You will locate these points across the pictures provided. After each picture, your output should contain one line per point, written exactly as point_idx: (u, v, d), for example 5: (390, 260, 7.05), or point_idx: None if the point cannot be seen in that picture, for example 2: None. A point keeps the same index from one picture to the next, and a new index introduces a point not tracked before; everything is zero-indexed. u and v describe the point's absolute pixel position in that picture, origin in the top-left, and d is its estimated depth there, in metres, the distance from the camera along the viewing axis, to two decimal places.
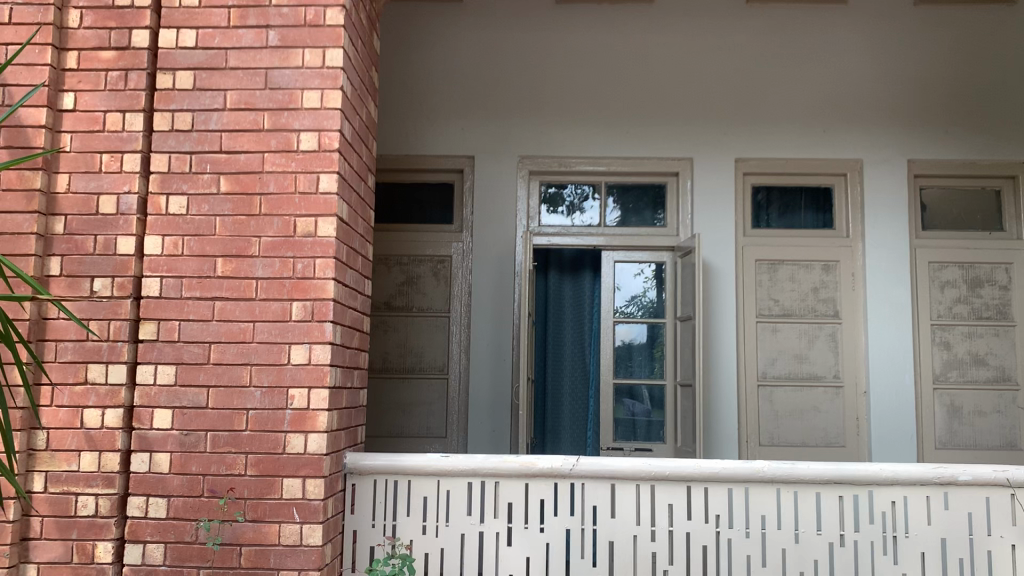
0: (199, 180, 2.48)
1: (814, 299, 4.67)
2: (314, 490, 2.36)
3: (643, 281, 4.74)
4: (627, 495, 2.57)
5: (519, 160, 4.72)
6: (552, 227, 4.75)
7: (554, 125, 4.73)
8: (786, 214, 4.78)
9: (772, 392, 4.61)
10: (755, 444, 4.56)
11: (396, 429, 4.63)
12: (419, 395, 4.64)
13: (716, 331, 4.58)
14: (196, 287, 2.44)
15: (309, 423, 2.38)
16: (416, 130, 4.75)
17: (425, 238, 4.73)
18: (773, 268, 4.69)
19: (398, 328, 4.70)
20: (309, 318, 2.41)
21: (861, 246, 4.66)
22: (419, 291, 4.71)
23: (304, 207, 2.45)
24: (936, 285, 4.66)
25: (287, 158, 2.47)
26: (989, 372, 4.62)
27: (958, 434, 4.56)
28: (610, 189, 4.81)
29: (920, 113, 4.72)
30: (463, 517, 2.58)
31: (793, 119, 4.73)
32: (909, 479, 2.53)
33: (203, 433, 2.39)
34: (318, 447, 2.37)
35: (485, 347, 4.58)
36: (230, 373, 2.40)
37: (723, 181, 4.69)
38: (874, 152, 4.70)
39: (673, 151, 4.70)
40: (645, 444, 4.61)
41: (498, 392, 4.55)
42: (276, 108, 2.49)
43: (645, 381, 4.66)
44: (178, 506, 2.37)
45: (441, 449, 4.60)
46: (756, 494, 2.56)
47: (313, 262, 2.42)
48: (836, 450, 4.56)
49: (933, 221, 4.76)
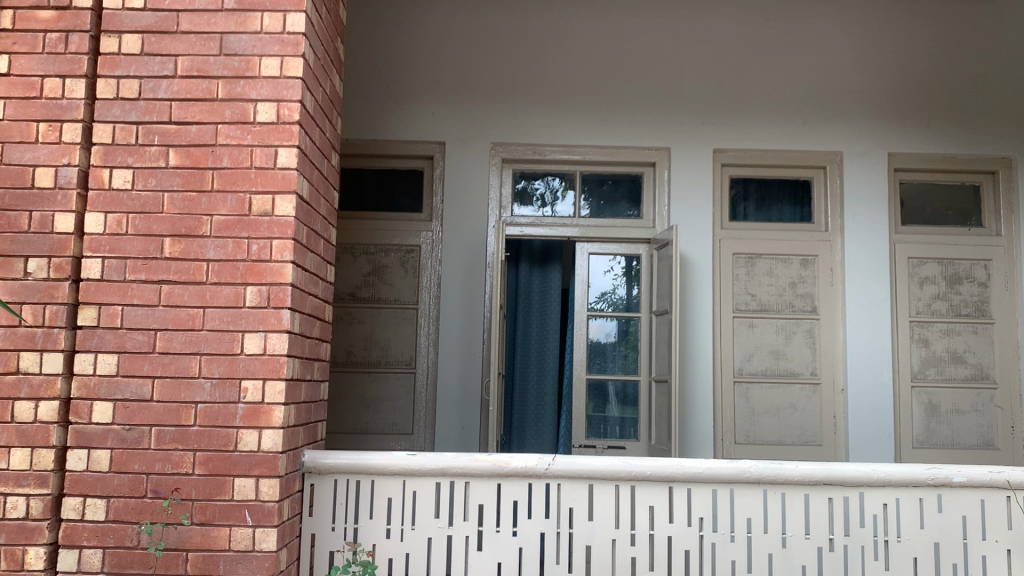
0: (146, 152, 2.27)
1: (792, 294, 4.56)
2: (269, 491, 2.17)
3: (613, 278, 4.59)
4: (605, 496, 2.41)
5: (491, 147, 4.55)
6: (525, 217, 4.57)
7: (528, 111, 4.57)
8: (763, 208, 4.65)
9: (748, 389, 4.49)
10: (731, 442, 4.44)
11: (360, 426, 4.44)
12: (385, 390, 4.46)
13: (692, 326, 4.45)
14: (141, 269, 2.24)
15: (264, 418, 2.19)
16: (384, 114, 4.55)
17: (393, 226, 4.55)
18: (750, 261, 4.57)
19: (364, 320, 4.52)
20: (265, 304, 2.22)
21: (840, 240, 4.56)
22: (386, 281, 4.53)
23: (261, 183, 2.25)
24: (915, 281, 4.58)
25: (242, 130, 2.28)
26: (967, 370, 4.54)
27: (936, 433, 4.48)
28: (585, 179, 4.65)
29: (902, 106, 4.63)
30: (431, 519, 2.40)
31: (773, 110, 4.60)
32: (903, 481, 2.40)
33: (147, 428, 2.19)
34: (273, 445, 2.18)
35: (455, 340, 4.41)
36: (178, 363, 2.21)
37: (701, 171, 4.55)
38: (855, 144, 4.59)
39: (650, 140, 4.56)
40: (618, 442, 4.47)
41: (467, 387, 4.38)
42: (231, 76, 2.30)
43: (618, 377, 4.52)
44: (118, 508, 2.16)
45: (407, 447, 4.43)
46: (742, 495, 2.42)
47: (270, 243, 2.23)
48: (812, 449, 4.45)
49: (912, 215, 4.67)
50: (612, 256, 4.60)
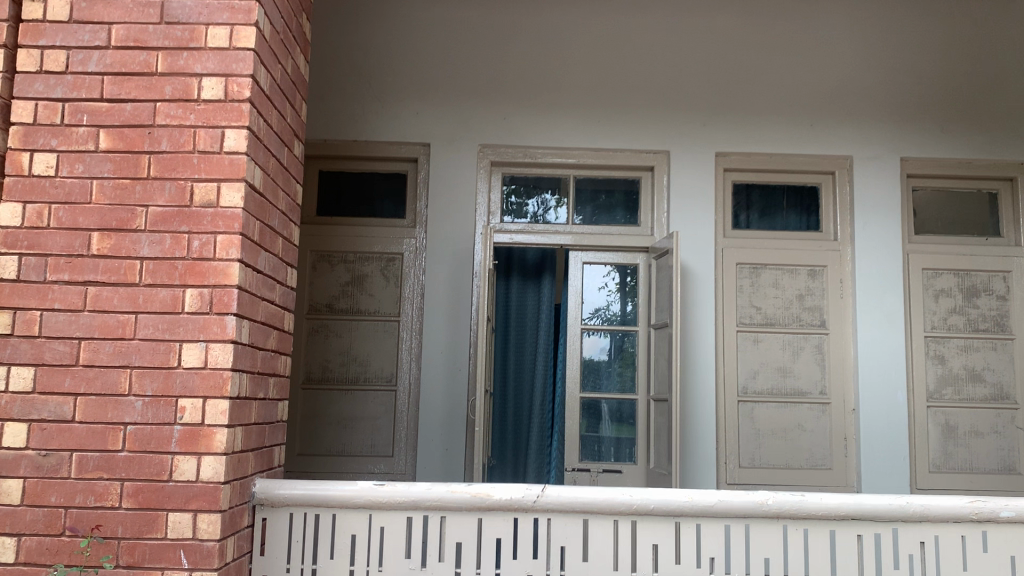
0: (73, 134, 1.96)
1: (799, 307, 4.27)
2: (208, 529, 1.85)
3: (607, 294, 4.29)
4: (603, 533, 2.09)
5: (479, 149, 4.26)
6: (514, 223, 4.29)
7: (519, 110, 4.28)
8: (767, 216, 4.36)
9: (753, 409, 4.19)
10: (735, 467, 4.13)
11: (336, 448, 4.12)
12: (364, 409, 4.14)
13: (694, 341, 4.14)
14: (64, 269, 1.92)
15: (204, 443, 1.87)
16: (365, 114, 4.26)
17: (373, 233, 4.25)
18: (755, 272, 4.28)
19: (341, 333, 4.20)
20: (207, 310, 1.91)
21: (851, 250, 4.27)
22: (366, 292, 4.22)
23: (204, 170, 1.95)
24: (931, 294, 4.28)
25: (185, 109, 1.98)
26: (986, 389, 4.24)
27: (954, 457, 4.17)
28: (579, 184, 4.36)
29: (916, 108, 4.35)
30: (401, 560, 2.08)
31: (780, 111, 4.32)
32: (942, 515, 2.10)
33: (67, 453, 1.87)
34: (214, 474, 1.86)
35: (439, 355, 4.09)
36: (105, 378, 1.89)
37: (703, 175, 4.26)
38: (866, 147, 4.31)
39: (648, 142, 4.27)
40: (615, 466, 4.16)
41: (452, 406, 4.07)
42: (172, 47, 1.99)
43: (613, 395, 4.21)
44: (30, 548, 1.84)
45: (387, 470, 4.10)
46: (758, 532, 2.11)
47: (213, 238, 1.93)
48: (822, 474, 4.14)
49: (927, 224, 4.39)
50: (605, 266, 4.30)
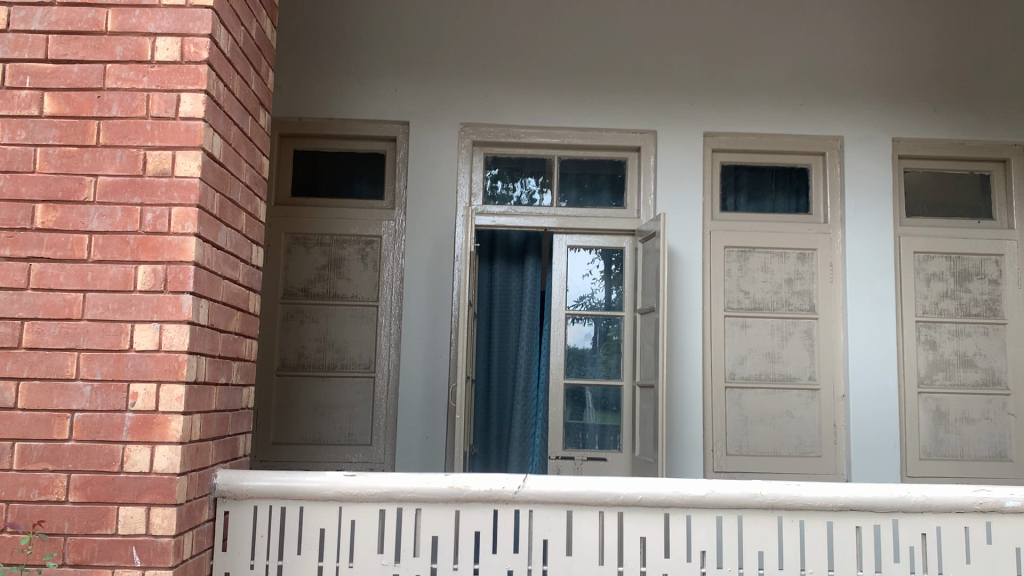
0: (15, 98, 1.81)
1: (788, 291, 4.16)
2: (163, 524, 1.71)
3: (592, 281, 4.16)
4: (587, 526, 1.97)
5: (461, 128, 4.12)
6: (497, 206, 4.14)
7: (501, 88, 4.14)
8: (755, 199, 4.25)
9: (741, 395, 4.08)
10: (722, 454, 4.02)
11: (313, 437, 3.98)
12: (341, 397, 4.01)
13: (681, 326, 4.03)
14: (6, 243, 1.77)
15: (157, 432, 1.73)
16: (341, 91, 4.10)
17: (350, 215, 4.10)
18: (744, 255, 4.17)
19: (317, 318, 4.06)
20: (161, 288, 1.77)
21: (841, 233, 4.16)
22: (343, 276, 4.08)
23: (159, 137, 1.80)
24: (922, 278, 4.19)
25: (137, 71, 1.83)
26: (977, 375, 4.15)
27: (944, 444, 4.08)
28: (563, 165, 4.23)
29: (908, 87, 4.24)
30: (373, 556, 1.95)
31: (770, 89, 4.20)
32: (945, 505, 1.99)
33: (8, 443, 1.72)
34: (169, 465, 1.73)
35: (419, 341, 3.96)
36: (50, 361, 1.74)
37: (691, 155, 4.13)
38: (858, 127, 4.20)
39: (635, 122, 4.14)
40: (599, 454, 4.04)
41: (432, 393, 3.94)
42: (123, 4, 1.84)
43: (598, 381, 4.09)
44: None
45: (365, 460, 3.97)
46: (752, 524, 2.00)
47: (168, 211, 1.78)
48: (811, 461, 4.04)
49: (919, 206, 4.28)
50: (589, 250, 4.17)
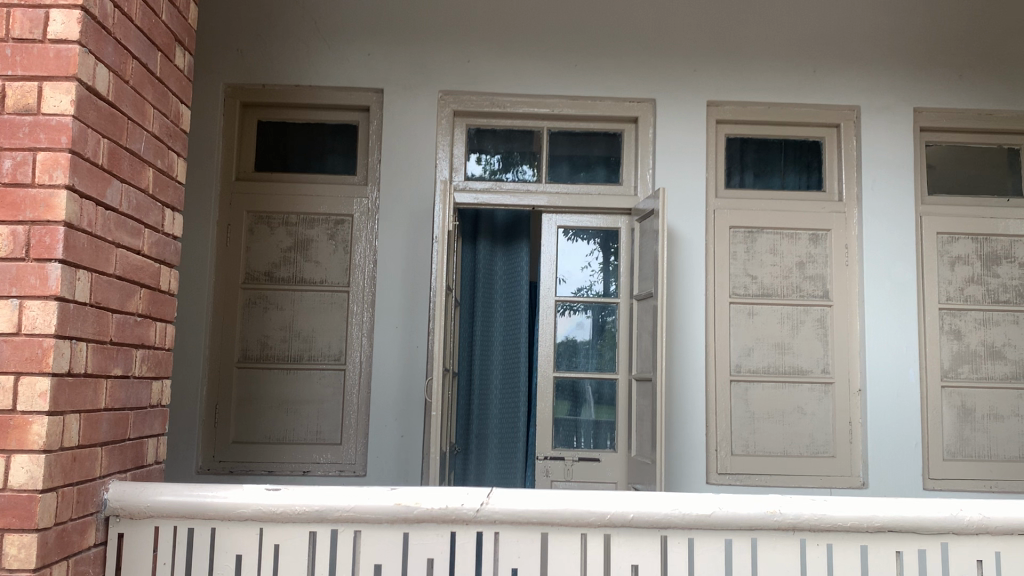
0: None
1: (799, 276, 3.78)
2: (18, 556, 1.35)
3: (590, 273, 3.79)
4: (565, 552, 1.60)
5: (440, 96, 3.74)
6: (480, 182, 3.77)
7: (483, 53, 3.75)
8: (762, 175, 3.87)
9: (747, 389, 3.71)
10: (727, 454, 3.65)
11: (277, 434, 3.61)
12: (308, 391, 3.63)
13: (681, 314, 3.65)
14: None
15: (14, 437, 1.37)
16: (306, 55, 3.72)
17: (319, 191, 3.72)
18: (751, 236, 3.79)
19: (281, 305, 3.68)
20: (23, 255, 1.40)
21: (858, 213, 3.79)
22: (310, 259, 3.70)
23: (22, 64, 1.44)
24: (946, 261, 3.80)
25: None
26: (1006, 367, 3.77)
27: (970, 443, 3.70)
28: (553, 138, 3.85)
29: (931, 53, 3.85)
30: None
31: (779, 55, 3.81)
32: (1006, 527, 1.61)
33: None
34: (28, 480, 1.36)
35: (393, 330, 3.59)
36: None
37: (693, 126, 3.75)
38: (876, 96, 3.81)
39: (630, 90, 3.76)
40: (592, 454, 3.68)
41: (408, 387, 3.57)
42: None
43: (591, 375, 3.73)
44: None
45: (333, 461, 3.59)
46: (767, 550, 1.62)
47: (32, 157, 1.42)
48: (824, 462, 3.67)
49: (943, 183, 3.90)
50: (587, 240, 3.81)
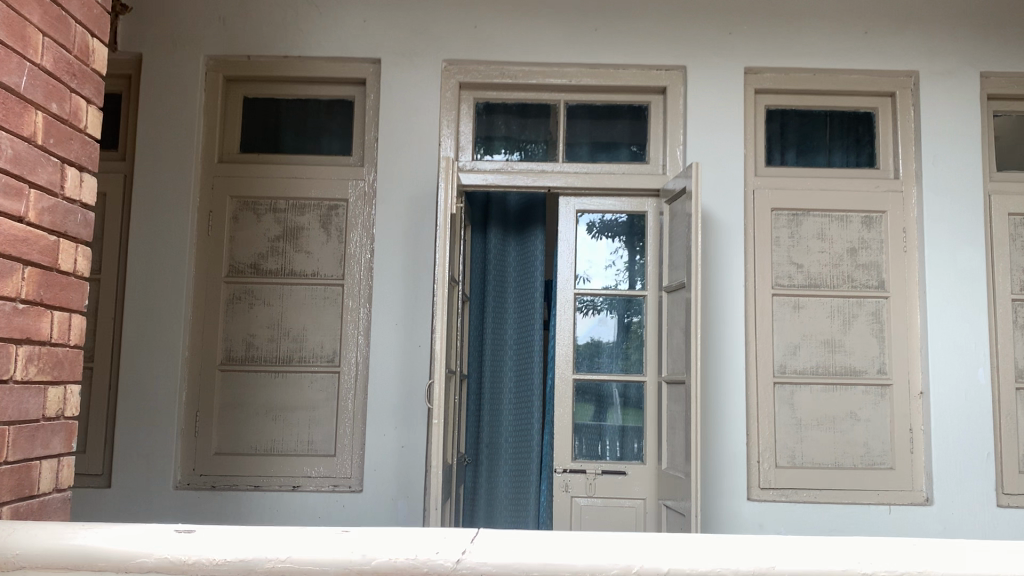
0: None
1: (852, 264, 3.32)
2: None
3: (614, 272, 3.35)
4: None
5: (444, 67, 3.33)
6: (489, 163, 3.36)
7: (491, 17, 3.33)
8: (807, 152, 3.42)
9: (793, 393, 3.26)
10: (771, 468, 3.20)
11: (263, 445, 3.21)
12: (298, 397, 3.24)
13: (716, 307, 3.21)
14: None
15: None
16: (293, 23, 3.33)
17: (309, 174, 3.32)
18: (796, 219, 3.33)
19: (269, 300, 3.28)
20: None
21: (917, 192, 3.32)
22: (300, 249, 3.30)
23: None
24: (1018, 245, 3.32)
25: None
26: None
27: None
28: (570, 112, 3.42)
29: (1001, 9, 3.36)
30: None
31: (828, 15, 3.36)
32: None
33: None
34: None
35: (392, 327, 3.18)
36: None
37: (730, 95, 3.30)
38: (939, 59, 3.33)
39: (657, 56, 3.32)
40: (616, 465, 3.25)
41: (409, 391, 3.16)
42: None
43: (616, 376, 3.30)
44: None
45: (326, 474, 3.19)
46: None
47: None
48: (882, 475, 3.20)
49: (1013, 157, 3.42)
50: (611, 237, 3.36)
